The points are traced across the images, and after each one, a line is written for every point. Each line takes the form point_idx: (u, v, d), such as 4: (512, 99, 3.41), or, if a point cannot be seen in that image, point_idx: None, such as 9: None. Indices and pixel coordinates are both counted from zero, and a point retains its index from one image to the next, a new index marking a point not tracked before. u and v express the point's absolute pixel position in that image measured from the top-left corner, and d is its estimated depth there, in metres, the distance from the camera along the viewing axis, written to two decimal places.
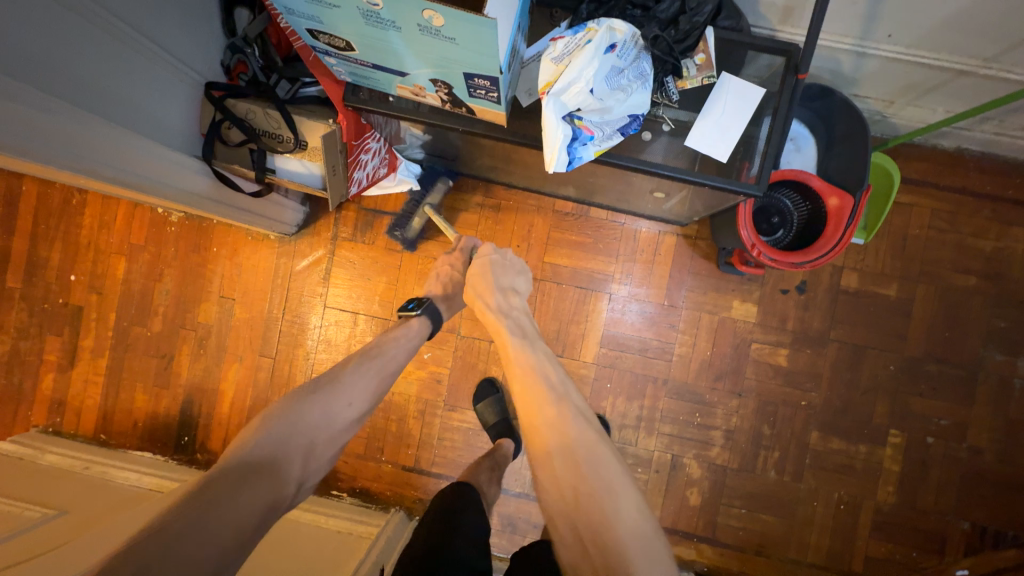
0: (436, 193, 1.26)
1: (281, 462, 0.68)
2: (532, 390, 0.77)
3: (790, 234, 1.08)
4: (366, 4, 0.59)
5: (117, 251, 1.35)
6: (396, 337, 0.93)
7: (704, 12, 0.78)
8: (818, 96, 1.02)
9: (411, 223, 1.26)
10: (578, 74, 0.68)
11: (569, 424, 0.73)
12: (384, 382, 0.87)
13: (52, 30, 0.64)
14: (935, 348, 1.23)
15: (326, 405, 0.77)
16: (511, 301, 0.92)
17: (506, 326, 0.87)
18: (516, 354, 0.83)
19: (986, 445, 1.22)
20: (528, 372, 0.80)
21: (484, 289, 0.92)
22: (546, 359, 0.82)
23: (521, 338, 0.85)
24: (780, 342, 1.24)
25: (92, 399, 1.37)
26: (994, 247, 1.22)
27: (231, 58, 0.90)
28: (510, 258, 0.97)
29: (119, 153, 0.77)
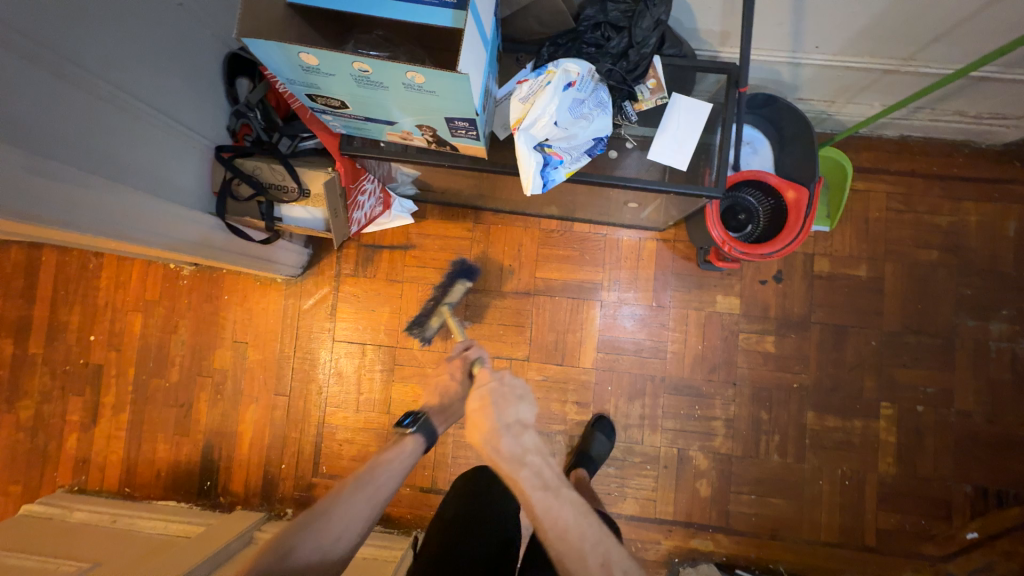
0: (456, 293, 1.17)
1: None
2: (573, 564, 0.67)
3: (758, 227, 1.17)
4: (358, 72, 0.68)
5: (133, 308, 1.42)
6: (387, 461, 0.86)
7: (649, 44, 0.89)
8: (765, 104, 1.13)
9: (430, 326, 1.18)
10: (543, 109, 0.77)
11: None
12: (378, 507, 0.81)
13: (84, 118, 0.74)
14: (912, 320, 1.31)
15: (319, 539, 0.74)
16: (523, 440, 0.76)
17: (523, 477, 0.73)
18: (544, 517, 0.70)
19: (974, 408, 1.28)
20: (562, 537, 0.69)
21: (489, 432, 0.77)
22: (579, 515, 0.71)
23: (543, 493, 0.72)
24: (765, 330, 1.32)
25: (115, 454, 1.41)
26: (949, 221, 1.32)
27: (237, 123, 1.01)
28: (509, 380, 0.83)
29: (135, 216, 0.84)
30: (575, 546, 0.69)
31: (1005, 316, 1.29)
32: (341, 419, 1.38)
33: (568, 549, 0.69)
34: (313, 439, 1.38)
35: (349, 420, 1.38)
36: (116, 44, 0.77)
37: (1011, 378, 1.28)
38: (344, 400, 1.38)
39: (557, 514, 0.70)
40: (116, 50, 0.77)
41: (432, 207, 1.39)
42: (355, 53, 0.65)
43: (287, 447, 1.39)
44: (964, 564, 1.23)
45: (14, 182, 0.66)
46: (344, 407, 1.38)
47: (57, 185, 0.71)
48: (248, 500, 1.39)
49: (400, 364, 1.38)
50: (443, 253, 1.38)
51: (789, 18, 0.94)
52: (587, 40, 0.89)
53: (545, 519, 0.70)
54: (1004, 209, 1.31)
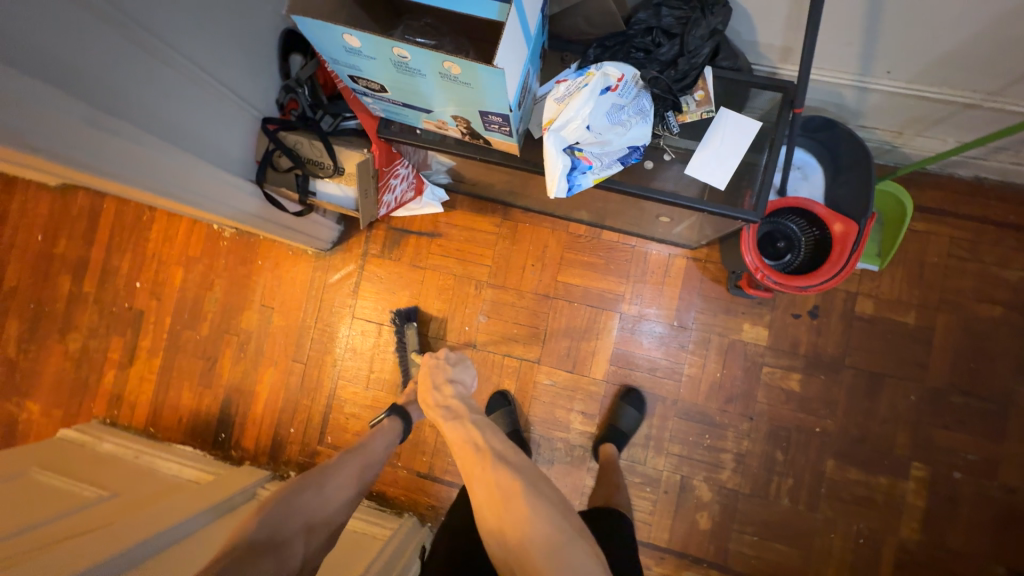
0: (410, 338, 1.35)
1: (285, 539, 0.79)
2: (466, 459, 0.83)
3: (798, 258, 1.10)
4: (397, 57, 0.69)
5: (176, 262, 1.52)
6: (372, 436, 1.07)
7: (702, 54, 0.86)
8: (822, 128, 1.06)
9: (408, 373, 1.36)
10: (576, 112, 0.76)
11: (493, 474, 0.78)
12: (367, 473, 0.99)
13: (146, 80, 0.79)
14: (961, 379, 1.20)
15: (321, 495, 0.88)
16: (446, 390, 1.00)
17: (441, 412, 0.95)
18: (451, 434, 0.89)
19: (1022, 484, 1.16)
20: (461, 445, 0.86)
21: (423, 389, 1.03)
22: (476, 428, 0.88)
23: (453, 419, 0.92)
24: (793, 367, 1.24)
25: (145, 395, 1.51)
26: (1019, 276, 1.19)
27: (286, 97, 1.05)
28: (447, 356, 1.08)
29: (199, 184, 0.93)
30: (468, 448, 0.85)
31: None
32: (350, 393, 1.42)
33: (464, 451, 0.85)
34: (322, 408, 1.43)
35: (358, 396, 1.42)
36: (182, 12, 0.81)
37: None
38: (355, 375, 1.42)
39: (458, 429, 0.89)
40: (180, 18, 0.81)
41: (463, 199, 1.39)
42: (396, 39, 0.66)
43: (297, 412, 1.44)
44: None
45: (93, 139, 0.75)
46: (354, 382, 1.42)
47: (125, 143, 0.79)
48: (256, 457, 1.45)
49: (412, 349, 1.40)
50: (468, 246, 1.39)
51: (860, 39, 0.88)
52: (636, 44, 0.86)
53: (451, 435, 0.89)
54: None
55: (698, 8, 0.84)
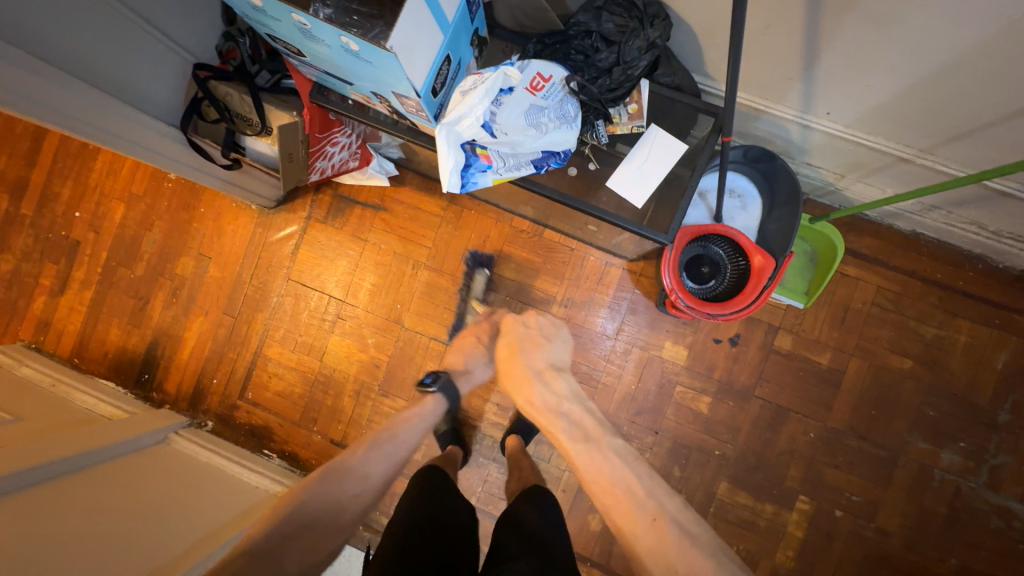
0: (478, 284, 1.34)
1: (282, 550, 0.70)
2: (622, 509, 0.76)
3: (722, 285, 1.10)
4: (298, 23, 0.69)
5: (118, 198, 1.49)
6: (411, 418, 0.96)
7: (638, 67, 0.84)
8: (761, 159, 1.05)
9: (465, 319, 1.34)
10: (470, 109, 0.74)
11: (667, 543, 0.70)
12: (394, 467, 0.88)
13: (59, 14, 0.76)
14: (860, 424, 1.23)
15: (334, 496, 0.78)
16: (558, 392, 0.94)
17: (562, 425, 0.89)
18: (584, 464, 0.83)
19: (895, 529, 1.21)
20: (604, 485, 0.80)
21: (526, 382, 0.96)
22: (621, 463, 0.81)
23: (584, 443, 0.85)
24: (704, 389, 1.27)
25: (73, 325, 1.50)
26: (935, 334, 1.22)
27: (225, 44, 1.01)
28: (539, 325, 1.07)
29: (145, 137, 0.94)
30: (617, 491, 0.78)
31: (960, 448, 1.20)
32: (277, 354, 1.42)
33: (610, 495, 0.78)
34: (249, 363, 1.44)
35: (285, 357, 1.42)
36: None
37: (944, 513, 1.20)
38: (285, 337, 1.42)
39: (598, 459, 0.82)
40: None
41: (412, 176, 1.37)
42: (293, 5, 0.66)
43: (222, 364, 1.45)
44: None
45: (37, 89, 0.75)
46: (283, 344, 1.42)
47: (65, 94, 0.79)
48: (176, 402, 1.46)
49: (345, 320, 1.40)
50: (413, 225, 1.38)
51: (799, 75, 0.86)
52: (575, 46, 0.83)
53: (586, 466, 0.83)
54: (999, 338, 1.20)
55: (638, 18, 0.81)
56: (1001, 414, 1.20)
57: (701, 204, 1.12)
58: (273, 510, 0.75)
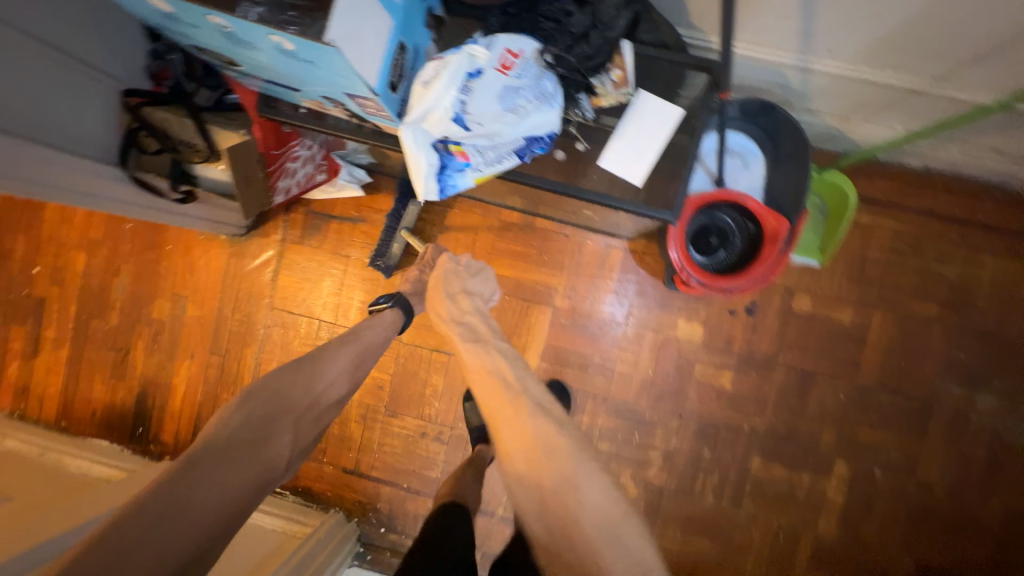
0: (410, 214, 1.24)
1: (270, 432, 0.68)
2: (493, 396, 0.70)
3: (732, 254, 1.03)
4: (219, 27, 0.59)
5: (76, 246, 1.38)
6: (371, 324, 0.96)
7: (617, 27, 0.75)
8: (760, 112, 0.98)
9: (391, 248, 1.25)
10: (436, 101, 0.65)
11: (527, 420, 0.65)
12: (360, 365, 0.89)
13: None
14: (890, 378, 1.18)
15: (308, 384, 0.77)
16: (463, 306, 0.85)
17: (458, 331, 0.80)
18: (471, 360, 0.75)
19: (937, 481, 1.17)
20: (483, 376, 0.72)
21: (436, 299, 0.86)
22: (505, 359, 0.74)
23: (473, 342, 0.77)
24: (725, 364, 1.21)
25: (54, 388, 1.42)
26: (959, 273, 1.15)
27: (155, 64, 0.90)
28: (466, 262, 0.94)
29: (80, 181, 0.83)
30: (491, 379, 0.71)
31: (995, 388, 1.15)
32: None
33: (484, 385, 0.72)
34: None
35: None
36: None
37: (985, 456, 1.16)
38: (276, 367, 1.34)
39: (481, 354, 0.75)
40: None
41: (386, 181, 1.27)
42: (208, 5, 0.56)
43: (217, 405, 1.37)
44: None
45: None
46: None
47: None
48: (176, 452, 1.39)
49: None
50: (396, 233, 1.28)
51: (797, 12, 0.77)
52: (544, 12, 0.74)
53: (469, 361, 0.76)
54: None
55: None
56: None
57: (701, 169, 1.03)
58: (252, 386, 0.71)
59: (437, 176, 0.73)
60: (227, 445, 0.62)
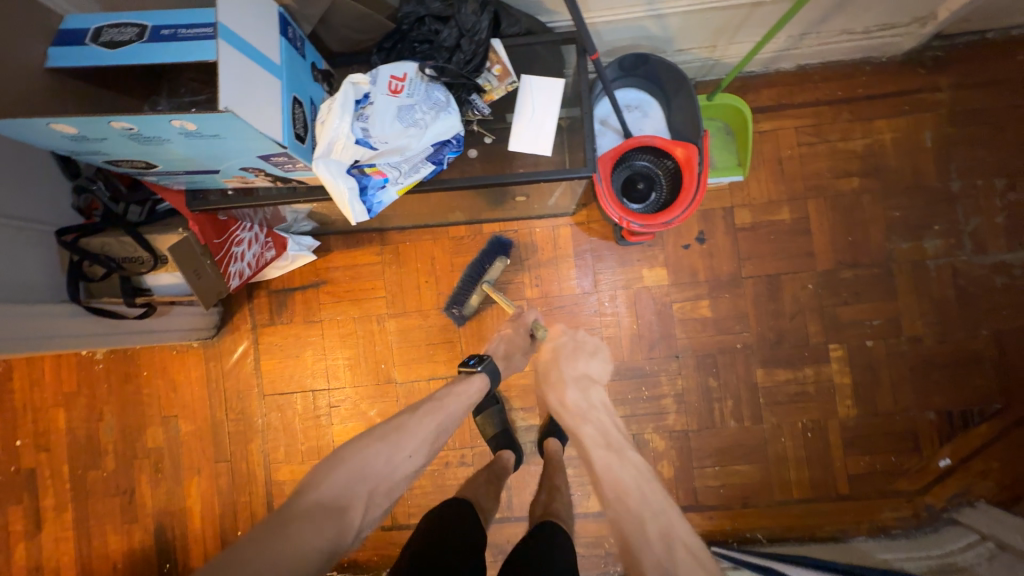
0: (494, 270, 1.22)
1: (344, 504, 0.66)
2: (631, 523, 0.67)
3: (663, 192, 1.10)
4: (124, 130, 0.65)
5: (54, 404, 1.36)
6: (455, 391, 0.89)
7: (482, 29, 0.81)
8: (637, 64, 1.08)
9: (468, 300, 1.23)
10: (336, 132, 0.73)
11: (678, 568, 0.61)
12: (443, 437, 0.83)
13: None
14: (843, 254, 1.25)
15: (390, 452, 0.74)
16: (590, 398, 0.84)
17: (588, 431, 0.80)
18: (605, 471, 0.73)
19: (923, 332, 1.23)
20: (621, 496, 0.70)
21: (559, 382, 0.86)
22: (642, 479, 0.72)
23: (606, 450, 0.76)
24: (698, 295, 1.26)
25: (66, 555, 1.36)
26: (863, 144, 1.26)
27: (82, 199, 0.94)
28: (582, 339, 0.94)
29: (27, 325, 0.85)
30: (634, 510, 0.68)
31: (936, 232, 1.24)
32: (287, 472, 1.32)
33: (624, 507, 0.69)
34: (265, 497, 1.33)
35: (297, 472, 1.32)
36: None
37: (955, 295, 1.23)
38: (286, 453, 1.33)
39: (617, 471, 0.73)
40: None
41: (334, 239, 1.32)
42: (108, 113, 0.61)
43: (239, 512, 1.33)
44: (940, 493, 1.20)
45: None
46: (288, 460, 1.33)
47: None
48: None
49: (338, 405, 1.32)
50: (358, 284, 1.32)
51: None
52: (416, 38, 0.82)
53: (604, 473, 0.73)
54: (916, 121, 1.25)
55: None
56: (953, 184, 1.24)
57: (607, 130, 1.13)
58: (337, 455, 0.72)
59: (362, 198, 0.78)
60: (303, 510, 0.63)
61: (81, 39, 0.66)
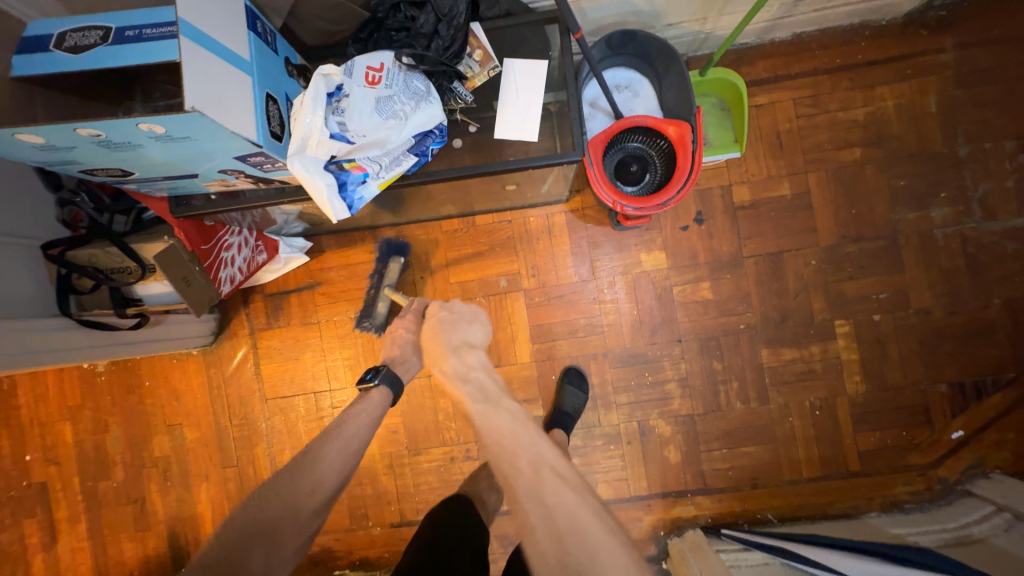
0: (392, 272, 1.25)
1: (238, 556, 0.65)
2: (504, 458, 0.69)
3: (658, 173, 1.07)
4: (91, 137, 0.63)
5: (60, 418, 1.37)
6: (360, 411, 0.90)
7: (460, 13, 0.78)
8: (625, 41, 1.04)
9: (376, 309, 1.26)
10: (308, 126, 0.70)
11: (547, 493, 0.65)
12: (352, 459, 0.82)
13: None
14: (848, 228, 1.22)
15: (288, 493, 0.73)
16: (467, 359, 0.83)
17: (466, 391, 0.79)
18: (481, 421, 0.74)
19: (932, 303, 1.20)
20: (496, 441, 0.71)
21: (438, 354, 0.85)
22: (515, 419, 0.74)
23: (483, 405, 0.76)
24: (699, 277, 1.24)
25: (84, 565, 1.37)
26: (865, 112, 1.22)
27: (66, 212, 0.92)
28: (458, 309, 0.92)
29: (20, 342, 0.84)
30: (509, 447, 0.70)
31: (944, 200, 1.20)
32: None
33: (501, 450, 0.70)
34: None
35: None
36: None
37: (965, 263, 1.19)
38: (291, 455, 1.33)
39: (493, 419, 0.74)
40: None
41: (327, 239, 1.30)
42: (73, 120, 0.60)
43: None
44: (954, 465, 1.17)
45: None
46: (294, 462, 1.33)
47: None
48: None
49: (340, 406, 1.32)
50: (354, 283, 1.31)
51: None
52: (393, 26, 0.80)
53: (483, 426, 0.74)
54: (919, 85, 1.21)
55: None
56: (960, 149, 1.20)
57: (597, 112, 1.09)
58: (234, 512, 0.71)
59: (341, 194, 0.77)
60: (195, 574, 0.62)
61: (44, 45, 0.63)
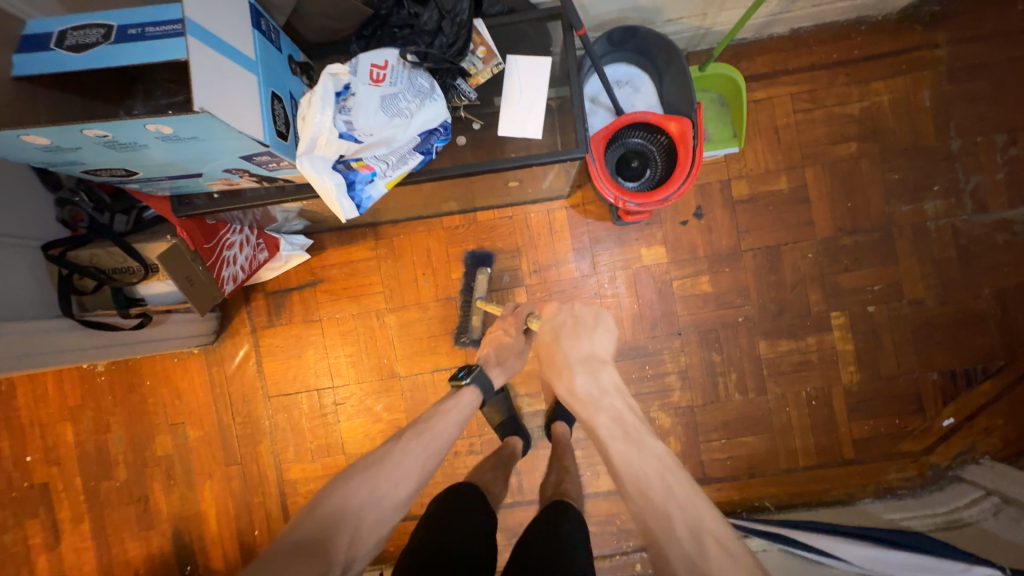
0: (481, 283, 1.25)
1: (331, 534, 0.67)
2: (655, 518, 0.65)
3: (658, 168, 1.08)
4: (98, 138, 0.62)
5: (60, 419, 1.36)
6: (447, 410, 0.90)
7: (463, 10, 0.78)
8: (626, 37, 1.05)
9: (472, 322, 1.26)
10: (318, 126, 0.70)
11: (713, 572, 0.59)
12: (434, 459, 0.83)
13: None
14: (843, 221, 1.24)
15: (377, 484, 0.75)
16: (599, 381, 0.80)
17: (601, 421, 0.76)
18: (623, 462, 0.71)
19: (925, 294, 1.23)
20: (641, 488, 0.68)
21: (562, 364, 0.82)
22: (662, 463, 0.70)
23: (623, 441, 0.73)
24: (698, 271, 1.25)
25: (88, 565, 1.37)
26: (861, 107, 1.23)
27: (65, 212, 0.91)
28: (581, 312, 0.88)
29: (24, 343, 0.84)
30: (657, 500, 0.66)
31: (937, 193, 1.22)
32: (300, 471, 1.33)
33: (649, 502, 0.67)
34: (279, 497, 1.34)
35: (309, 471, 1.33)
36: None
37: (956, 255, 1.22)
38: (296, 452, 1.33)
39: (637, 464, 0.70)
40: None
41: (327, 236, 1.30)
42: (80, 121, 0.59)
43: (253, 513, 1.35)
44: (945, 452, 1.21)
45: None
46: (299, 460, 1.33)
47: None
48: None
49: (344, 402, 1.32)
50: (356, 280, 1.31)
51: None
52: (396, 23, 0.79)
53: (624, 467, 0.71)
54: (914, 79, 1.22)
55: None
56: (953, 142, 1.22)
57: (598, 108, 1.10)
58: (327, 490, 0.73)
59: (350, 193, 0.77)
60: (290, 548, 0.64)
61: (45, 45, 0.63)
